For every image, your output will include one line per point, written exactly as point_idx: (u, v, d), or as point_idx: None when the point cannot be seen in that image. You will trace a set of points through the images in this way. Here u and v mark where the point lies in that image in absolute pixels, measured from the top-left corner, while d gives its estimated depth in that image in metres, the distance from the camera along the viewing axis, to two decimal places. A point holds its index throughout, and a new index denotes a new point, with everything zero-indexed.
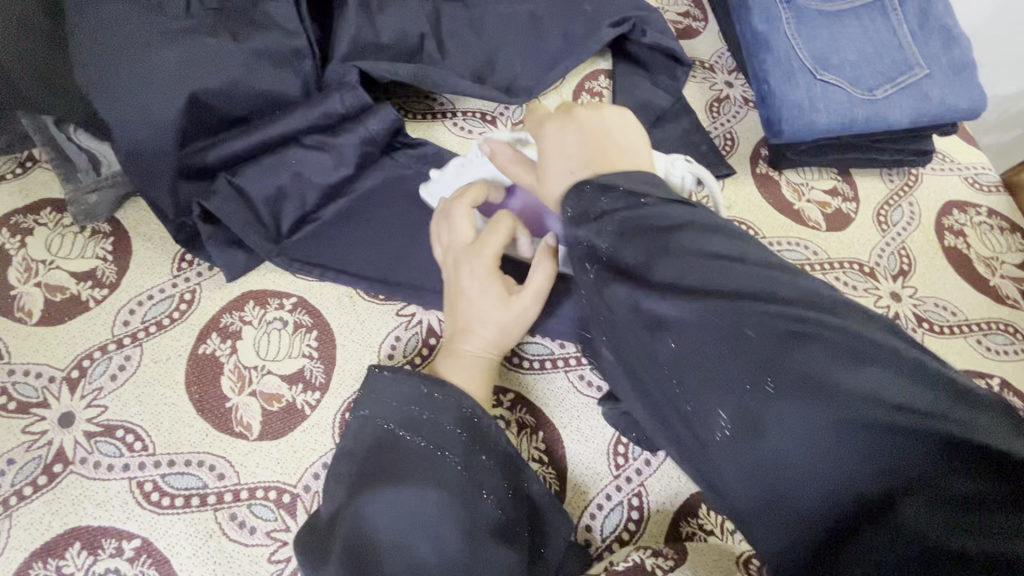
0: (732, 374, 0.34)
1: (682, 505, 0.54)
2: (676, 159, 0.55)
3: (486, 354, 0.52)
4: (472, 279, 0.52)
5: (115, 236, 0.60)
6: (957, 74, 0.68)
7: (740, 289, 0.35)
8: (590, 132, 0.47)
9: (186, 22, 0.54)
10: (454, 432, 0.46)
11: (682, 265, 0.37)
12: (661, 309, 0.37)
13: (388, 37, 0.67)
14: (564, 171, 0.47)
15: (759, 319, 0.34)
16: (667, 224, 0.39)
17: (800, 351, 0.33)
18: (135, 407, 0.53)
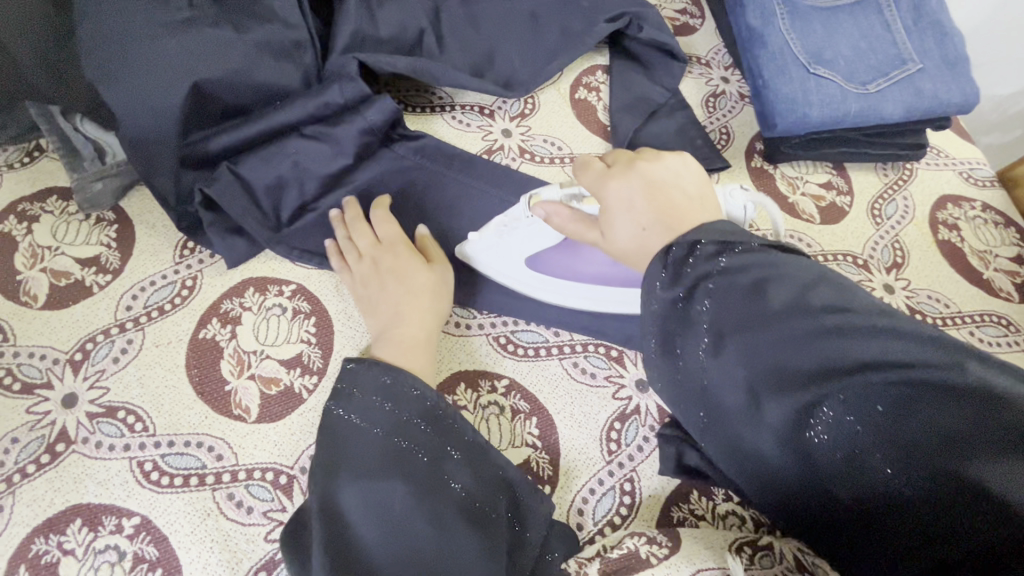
0: (815, 415, 0.37)
1: (674, 490, 0.54)
2: (732, 188, 0.50)
3: (421, 329, 0.54)
4: (396, 263, 0.58)
5: (119, 224, 0.62)
6: (951, 68, 0.69)
7: (843, 345, 0.36)
8: (658, 185, 0.48)
9: (189, 12, 0.55)
10: (414, 423, 0.47)
11: (779, 323, 0.38)
12: (765, 368, 0.38)
13: (388, 31, 0.68)
14: (633, 227, 0.47)
15: (832, 360, 0.36)
16: (756, 281, 0.40)
17: (881, 396, 0.35)
18: (136, 389, 0.54)
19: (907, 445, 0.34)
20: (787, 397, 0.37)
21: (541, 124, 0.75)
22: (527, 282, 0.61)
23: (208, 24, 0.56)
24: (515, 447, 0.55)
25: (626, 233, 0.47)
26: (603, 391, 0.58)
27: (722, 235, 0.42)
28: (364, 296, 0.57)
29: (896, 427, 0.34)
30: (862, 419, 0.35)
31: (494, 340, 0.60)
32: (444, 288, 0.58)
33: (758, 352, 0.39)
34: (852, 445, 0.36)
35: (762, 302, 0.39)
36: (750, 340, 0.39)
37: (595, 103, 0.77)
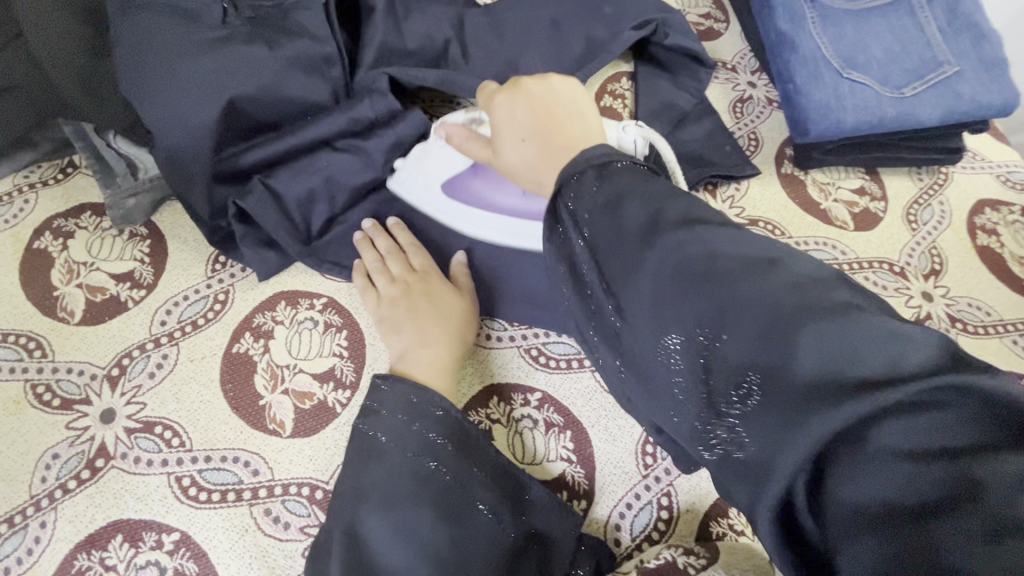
0: (670, 336, 0.31)
1: (712, 505, 0.53)
2: (627, 123, 0.54)
3: (445, 354, 0.54)
4: (427, 289, 0.58)
5: (152, 238, 0.62)
6: (989, 71, 0.67)
7: (683, 250, 0.31)
8: (542, 101, 0.46)
9: (221, 31, 0.56)
10: (442, 446, 0.46)
11: (629, 234, 0.34)
12: (626, 292, 0.33)
13: (414, 43, 0.68)
14: (516, 142, 0.46)
15: (680, 269, 0.31)
16: (610, 193, 0.35)
17: (730, 306, 0.29)
18: (172, 404, 0.54)
19: (755, 352, 0.28)
20: (651, 323, 0.32)
21: None
22: (447, 211, 0.61)
23: (241, 41, 0.56)
24: (550, 461, 0.54)
25: (514, 152, 0.46)
26: None
27: (600, 156, 0.37)
28: (388, 317, 0.57)
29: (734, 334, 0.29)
30: (716, 338, 0.29)
31: (526, 353, 0.59)
32: (473, 318, 0.58)
33: (626, 271, 0.33)
34: (705, 364, 0.30)
35: (621, 212, 0.34)
36: (617, 261, 0.34)
37: (620, 111, 0.77)
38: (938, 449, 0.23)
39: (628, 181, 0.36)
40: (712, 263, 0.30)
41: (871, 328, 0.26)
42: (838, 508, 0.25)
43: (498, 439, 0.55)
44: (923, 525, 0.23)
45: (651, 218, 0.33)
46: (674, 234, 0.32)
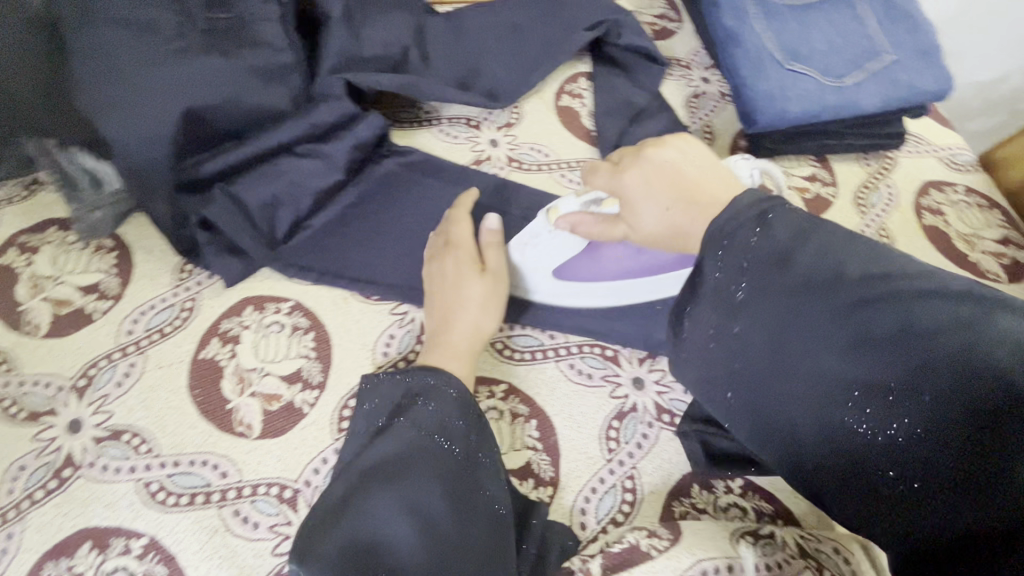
0: (826, 367, 0.36)
1: (674, 485, 0.55)
2: (736, 160, 0.55)
3: (473, 330, 0.56)
4: (452, 270, 0.59)
5: (118, 250, 0.63)
6: (925, 58, 0.70)
7: (891, 309, 0.35)
8: (670, 169, 0.47)
9: (177, 42, 0.56)
10: (455, 421, 0.48)
11: (818, 290, 0.37)
12: (781, 332, 0.38)
13: (374, 50, 0.70)
14: (657, 211, 0.46)
15: (858, 311, 0.36)
16: (785, 240, 0.40)
17: (902, 347, 0.34)
18: (140, 412, 0.54)
19: (936, 387, 0.32)
20: (804, 355, 0.37)
21: (527, 133, 0.76)
22: (560, 291, 0.62)
23: (197, 52, 0.57)
24: (515, 450, 0.55)
25: (651, 219, 0.47)
26: (601, 391, 0.59)
27: (761, 204, 0.41)
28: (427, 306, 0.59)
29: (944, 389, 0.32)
30: (888, 375, 0.34)
31: (490, 346, 0.60)
32: (496, 301, 0.58)
33: (791, 314, 0.38)
34: (892, 410, 0.34)
35: (801, 262, 0.39)
36: (774, 301, 0.39)
37: (578, 110, 0.79)
38: None
39: (799, 228, 0.40)
40: (894, 311, 0.34)
41: None
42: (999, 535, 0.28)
43: None
44: None
45: (835, 270, 0.37)
46: (851, 281, 0.37)
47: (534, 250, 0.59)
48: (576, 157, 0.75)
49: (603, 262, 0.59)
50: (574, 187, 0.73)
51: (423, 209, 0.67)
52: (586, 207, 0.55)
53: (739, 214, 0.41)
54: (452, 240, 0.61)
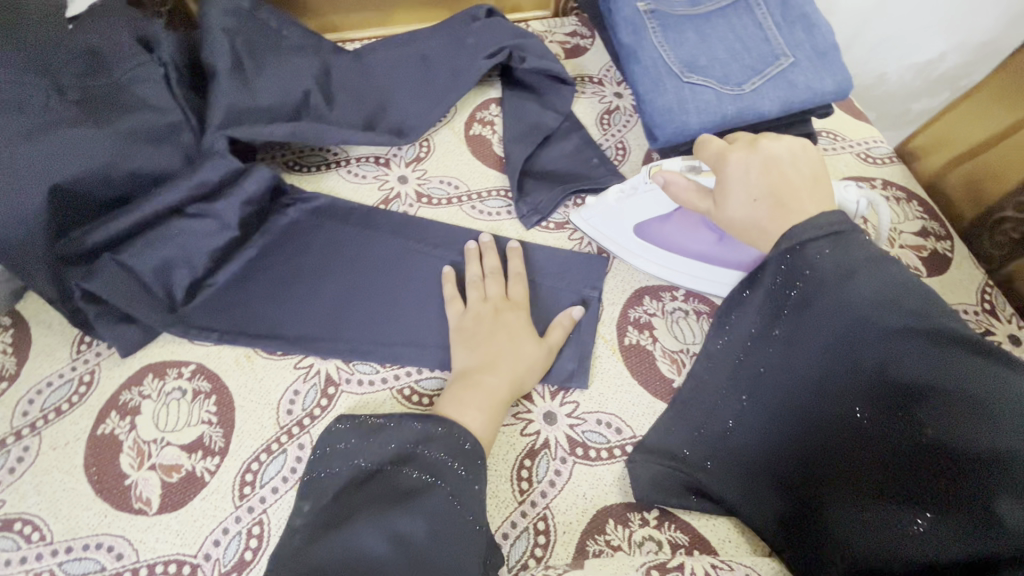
0: (844, 386, 0.40)
1: (588, 521, 0.53)
2: (848, 184, 0.55)
3: (502, 389, 0.55)
4: (511, 321, 0.60)
5: (16, 327, 0.62)
6: (823, 58, 0.70)
7: (935, 343, 0.37)
8: (778, 163, 0.48)
9: (46, 119, 0.55)
10: (448, 464, 0.48)
11: (859, 313, 0.40)
12: (808, 344, 0.43)
13: (268, 99, 0.69)
14: (745, 199, 0.49)
15: (887, 337, 0.38)
16: (847, 265, 0.41)
17: (915, 382, 0.37)
18: (33, 497, 0.53)
19: (939, 427, 0.35)
20: (826, 370, 0.41)
21: (437, 166, 0.75)
22: (630, 248, 0.66)
23: (66, 125, 0.56)
24: None
25: (738, 206, 0.49)
26: (512, 429, 0.57)
27: (834, 224, 0.43)
28: (471, 334, 0.59)
29: (957, 418, 0.34)
30: (903, 405, 0.37)
31: (397, 393, 0.59)
32: (539, 365, 0.58)
33: (828, 328, 0.41)
34: (896, 436, 0.37)
35: (855, 284, 0.40)
36: (807, 316, 0.43)
37: (489, 137, 0.78)
38: None
39: (863, 256, 0.41)
40: (922, 349, 0.37)
41: None
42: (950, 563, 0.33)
43: None
44: None
45: (889, 299, 0.39)
46: (888, 311, 0.39)
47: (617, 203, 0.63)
48: (487, 187, 0.74)
49: (683, 237, 0.63)
50: (484, 217, 0.71)
51: (326, 255, 0.66)
52: (687, 171, 0.56)
53: (809, 233, 0.43)
54: (510, 297, 0.62)
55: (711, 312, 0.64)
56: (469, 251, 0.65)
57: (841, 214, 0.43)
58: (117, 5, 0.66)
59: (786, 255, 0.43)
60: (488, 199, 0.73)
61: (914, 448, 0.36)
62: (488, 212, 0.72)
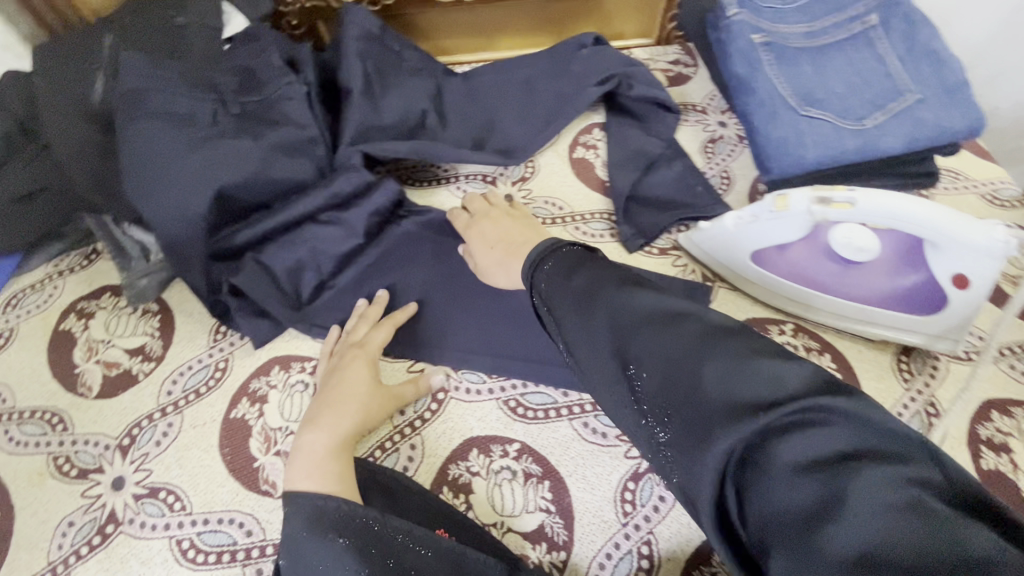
0: (608, 362, 0.41)
1: (694, 551, 0.53)
2: (994, 223, 0.51)
3: (329, 441, 0.53)
4: (346, 364, 0.59)
5: (162, 314, 0.68)
6: (951, 95, 0.68)
7: (632, 299, 0.42)
8: (501, 224, 0.63)
9: (213, 128, 0.64)
10: (305, 537, 0.46)
11: (582, 301, 0.44)
12: (569, 336, 0.44)
13: (392, 118, 0.74)
14: (486, 251, 0.63)
15: (610, 308, 0.42)
16: (566, 265, 0.48)
17: (642, 336, 0.39)
18: (175, 470, 0.58)
19: (670, 372, 0.36)
20: (587, 351, 0.43)
21: (541, 187, 0.78)
22: (748, 276, 0.65)
23: (228, 136, 0.64)
24: (528, 513, 0.55)
25: (480, 256, 0.63)
26: (615, 450, 0.58)
27: (549, 245, 0.50)
28: (321, 388, 0.59)
29: (665, 359, 0.37)
30: (642, 361, 0.38)
31: (503, 404, 0.61)
32: (375, 409, 0.57)
33: (576, 314, 0.44)
34: (645, 391, 0.38)
35: (574, 282, 0.46)
36: (565, 306, 0.45)
37: (593, 161, 0.80)
38: (813, 467, 0.29)
39: (576, 258, 0.48)
40: (630, 308, 0.41)
41: (766, 370, 0.33)
42: (754, 512, 0.30)
43: (477, 492, 0.56)
44: (811, 528, 0.28)
45: (593, 285, 0.44)
46: (606, 290, 0.43)
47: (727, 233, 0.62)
48: (590, 209, 0.76)
49: (815, 268, 0.61)
50: (588, 239, 0.73)
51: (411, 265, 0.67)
52: (820, 201, 0.55)
53: (546, 257, 0.49)
54: (370, 342, 0.61)
55: (823, 349, 0.63)
56: (357, 307, 0.65)
57: (549, 242, 0.50)
58: (265, 29, 0.73)
59: (536, 275, 0.49)
60: (592, 221, 0.75)
61: (660, 399, 0.37)
62: (591, 234, 0.74)
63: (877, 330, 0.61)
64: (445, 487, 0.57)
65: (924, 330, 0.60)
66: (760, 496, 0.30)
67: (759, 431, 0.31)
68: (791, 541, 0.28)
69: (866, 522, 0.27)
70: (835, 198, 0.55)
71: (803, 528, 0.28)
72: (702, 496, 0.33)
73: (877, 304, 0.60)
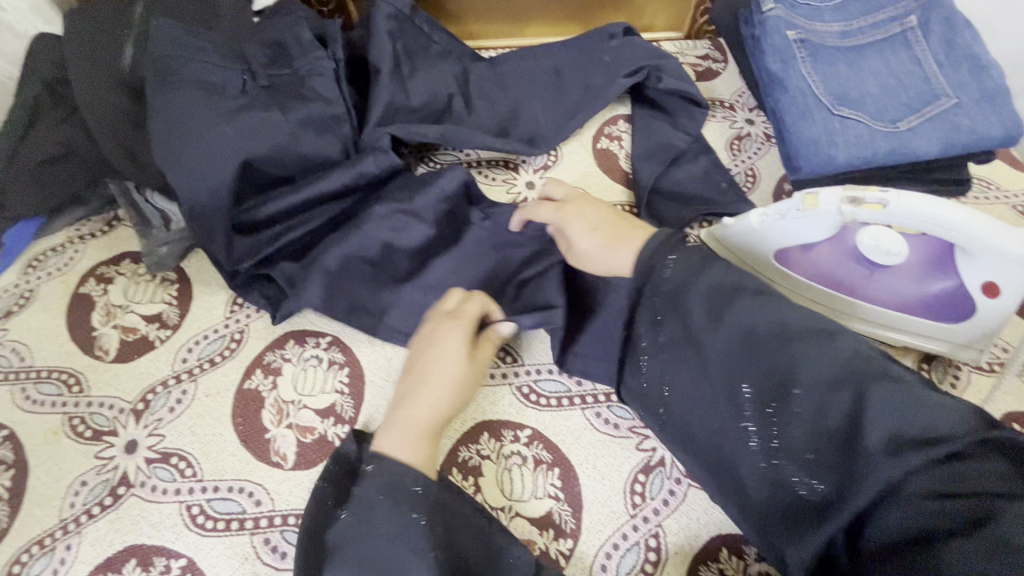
0: (736, 373, 0.45)
1: (701, 546, 0.53)
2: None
3: (428, 419, 0.51)
4: (437, 334, 0.55)
5: (180, 282, 0.69)
6: (989, 102, 0.66)
7: (777, 317, 0.44)
8: (607, 208, 0.58)
9: (242, 99, 0.64)
10: (380, 503, 0.45)
11: (730, 307, 0.46)
12: (692, 338, 0.47)
13: (418, 99, 0.74)
14: (585, 230, 0.56)
15: (751, 321, 0.45)
16: (694, 264, 0.48)
17: (788, 354, 0.43)
18: (188, 436, 0.59)
19: (820, 394, 0.41)
20: (721, 359, 0.46)
21: (564, 176, 0.77)
22: (771, 275, 0.64)
23: (258, 108, 0.64)
24: (537, 499, 0.55)
25: (578, 234, 0.57)
26: (627, 442, 0.58)
27: (666, 235, 0.51)
28: (412, 361, 0.55)
29: (816, 384, 0.41)
30: (794, 380, 0.42)
31: (517, 390, 0.61)
32: (469, 382, 0.54)
33: (712, 319, 0.46)
34: (783, 406, 0.43)
35: (704, 285, 0.47)
36: (698, 310, 0.47)
37: (617, 152, 0.79)
38: (946, 496, 0.36)
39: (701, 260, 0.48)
40: (778, 326, 0.44)
41: (919, 406, 0.38)
42: (886, 525, 0.38)
43: (487, 475, 0.56)
44: (938, 547, 0.35)
45: (730, 290, 0.46)
46: (741, 300, 0.46)
47: (751, 232, 0.61)
48: (612, 201, 0.75)
49: (843, 270, 0.60)
50: None
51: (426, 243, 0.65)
52: (850, 202, 0.55)
53: (662, 256, 0.49)
54: (465, 312, 0.57)
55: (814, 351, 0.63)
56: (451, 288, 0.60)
57: (660, 232, 0.51)
58: (295, 3, 0.73)
59: (644, 269, 0.49)
60: None
61: (806, 418, 0.42)
62: None
63: (900, 337, 0.61)
64: (454, 469, 0.56)
65: (948, 339, 0.59)
66: (892, 513, 0.37)
67: (913, 463, 0.37)
68: (916, 553, 0.36)
69: (991, 543, 0.34)
70: (868, 198, 0.54)
71: (929, 543, 0.36)
72: (841, 509, 0.40)
73: (901, 309, 0.59)
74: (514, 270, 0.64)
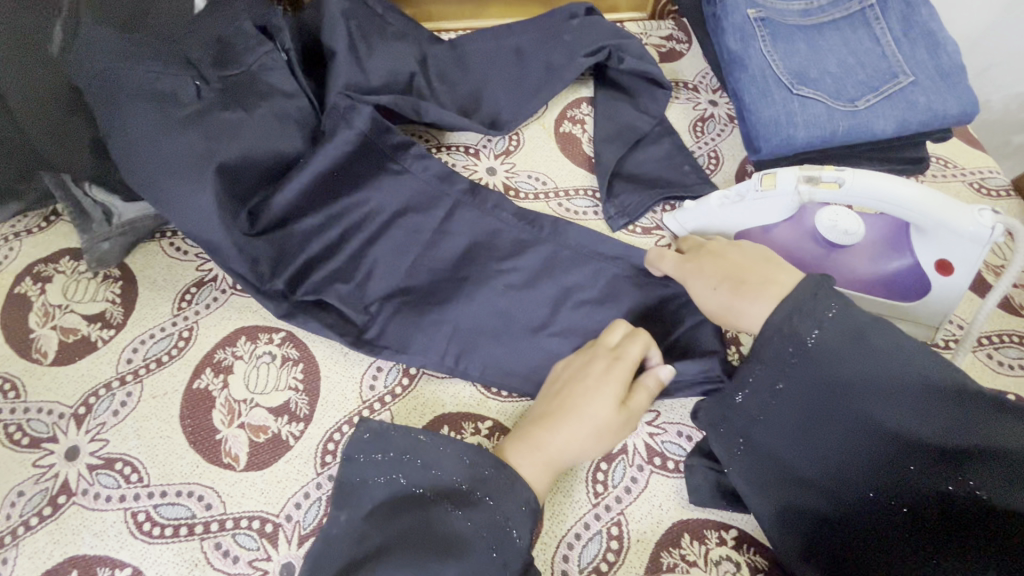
0: (892, 436, 0.43)
1: (664, 533, 0.52)
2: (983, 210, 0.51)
3: (560, 453, 0.51)
4: (597, 372, 0.53)
5: (123, 280, 0.65)
6: (946, 79, 0.66)
7: (968, 401, 0.41)
8: (727, 255, 0.54)
9: (182, 84, 0.61)
10: (501, 508, 0.47)
11: (918, 379, 0.42)
12: (844, 394, 0.44)
13: (376, 80, 0.71)
14: (709, 289, 0.53)
15: (931, 395, 0.41)
16: (860, 323, 0.44)
17: (964, 435, 0.41)
18: (133, 440, 0.56)
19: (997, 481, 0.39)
20: (877, 421, 0.43)
21: (526, 160, 0.76)
22: None
23: (201, 93, 0.61)
24: None
25: (705, 296, 0.54)
26: None
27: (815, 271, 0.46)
28: (557, 390, 0.54)
29: (995, 475, 0.40)
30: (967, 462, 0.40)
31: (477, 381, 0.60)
32: (616, 432, 0.52)
33: (879, 379, 0.43)
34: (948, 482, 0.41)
35: (875, 347, 0.43)
36: (858, 366, 0.43)
37: (579, 136, 0.78)
38: None
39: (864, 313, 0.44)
40: (960, 405, 0.41)
41: None
42: None
43: None
44: None
45: (902, 354, 0.43)
46: (915, 369, 0.42)
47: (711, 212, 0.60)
48: (575, 185, 0.74)
49: (801, 249, 0.59)
50: (570, 215, 0.71)
51: (384, 236, 0.64)
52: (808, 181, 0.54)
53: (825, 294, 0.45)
54: (621, 349, 0.54)
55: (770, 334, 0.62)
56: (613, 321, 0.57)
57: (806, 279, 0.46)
58: None
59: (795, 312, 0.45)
60: (576, 198, 0.73)
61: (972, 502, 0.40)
62: (574, 211, 0.72)
63: None
64: None
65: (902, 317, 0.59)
66: None
67: None
68: None
69: None
70: (825, 176, 0.54)
71: None
72: None
73: (858, 288, 0.59)
74: (517, 281, 0.62)
